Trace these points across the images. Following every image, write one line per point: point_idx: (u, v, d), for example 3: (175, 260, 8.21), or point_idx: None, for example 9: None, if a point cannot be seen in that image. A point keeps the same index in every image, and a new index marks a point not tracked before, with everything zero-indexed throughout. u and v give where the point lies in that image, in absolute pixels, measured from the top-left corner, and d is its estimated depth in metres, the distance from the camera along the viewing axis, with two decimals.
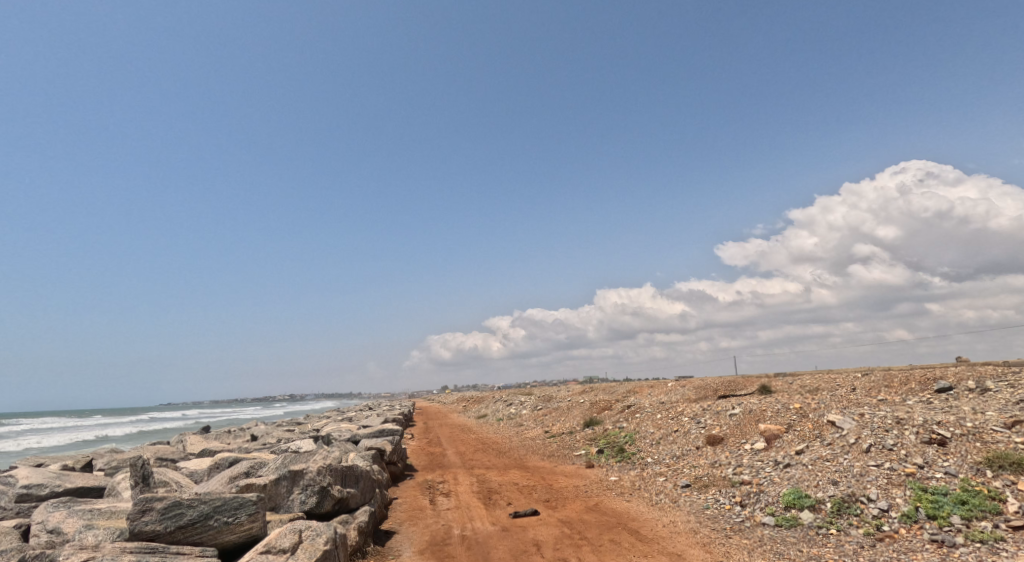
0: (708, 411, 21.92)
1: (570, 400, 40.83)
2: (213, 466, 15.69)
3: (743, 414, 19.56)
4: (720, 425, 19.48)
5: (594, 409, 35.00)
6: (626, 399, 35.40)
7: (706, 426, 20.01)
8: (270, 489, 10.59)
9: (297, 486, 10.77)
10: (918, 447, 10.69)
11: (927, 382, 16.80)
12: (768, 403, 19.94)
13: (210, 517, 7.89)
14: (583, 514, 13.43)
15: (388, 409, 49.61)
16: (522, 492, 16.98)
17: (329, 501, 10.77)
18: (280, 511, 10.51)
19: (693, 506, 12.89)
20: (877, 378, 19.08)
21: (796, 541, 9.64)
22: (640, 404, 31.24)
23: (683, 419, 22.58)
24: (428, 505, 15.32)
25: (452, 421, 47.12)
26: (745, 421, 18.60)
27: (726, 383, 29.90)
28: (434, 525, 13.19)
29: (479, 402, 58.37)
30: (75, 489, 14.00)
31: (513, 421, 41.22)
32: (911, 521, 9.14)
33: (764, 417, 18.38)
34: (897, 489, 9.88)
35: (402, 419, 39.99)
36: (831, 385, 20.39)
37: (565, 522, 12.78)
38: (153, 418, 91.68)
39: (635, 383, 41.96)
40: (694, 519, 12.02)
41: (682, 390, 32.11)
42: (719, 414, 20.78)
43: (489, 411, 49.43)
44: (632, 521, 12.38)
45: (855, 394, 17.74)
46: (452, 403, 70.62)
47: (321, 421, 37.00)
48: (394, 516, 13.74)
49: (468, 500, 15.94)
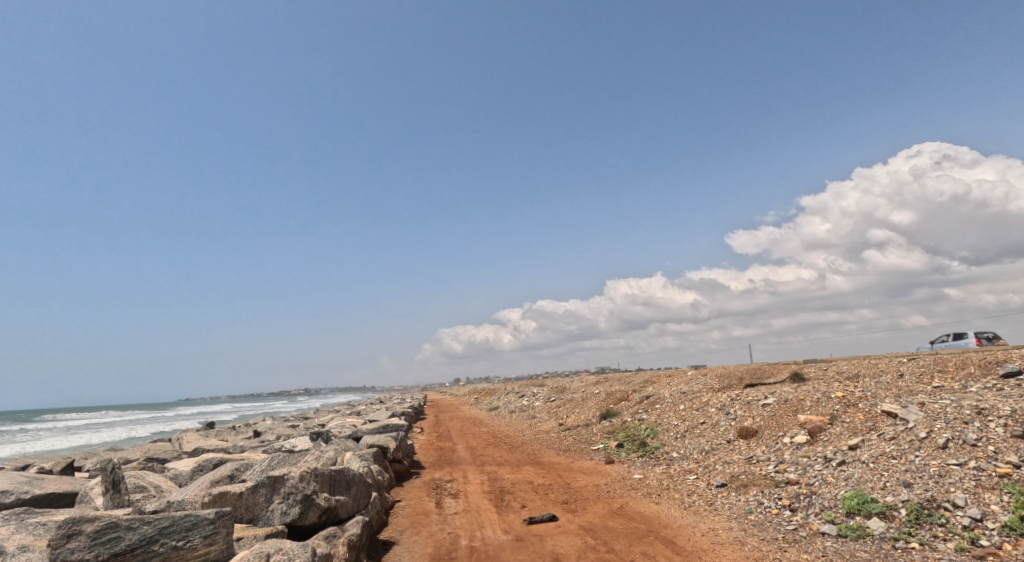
0: (737, 401, 20.30)
1: (585, 391, 39.36)
2: (198, 469, 14.30)
3: (777, 403, 17.91)
4: (753, 416, 17.83)
5: (611, 399, 33.50)
6: (644, 389, 33.81)
7: (737, 418, 18.38)
8: (246, 498, 9.18)
9: (277, 495, 9.32)
10: (1009, 442, 9.07)
11: (989, 366, 15.09)
12: (805, 391, 18.26)
13: (155, 541, 6.68)
14: (607, 520, 11.89)
15: (398, 403, 48.53)
16: (538, 493, 15.45)
17: (314, 512, 9.33)
18: (258, 524, 9.11)
19: (734, 511, 11.27)
20: (927, 362, 17.39)
21: (869, 558, 8.06)
22: (660, 394, 29.59)
23: (710, 409, 20.96)
24: (434, 509, 13.87)
25: (464, 414, 45.78)
26: (781, 412, 16.99)
27: (752, 370, 28.31)
28: (439, 533, 11.71)
29: (491, 394, 57.22)
30: (44, 496, 12.65)
31: (526, 414, 39.79)
32: (1016, 534, 7.58)
33: (803, 408, 16.68)
34: (990, 494, 8.28)
35: (411, 413, 38.69)
36: (873, 372, 18.66)
37: (587, 531, 11.23)
38: (167, 414, 91.32)
39: (652, 372, 40.37)
40: (737, 526, 10.43)
41: (705, 378, 30.56)
42: (751, 404, 19.11)
43: (501, 403, 48.09)
44: (665, 529, 10.84)
45: (905, 381, 15.99)
46: (463, 394, 69.57)
47: (327, 417, 35.83)
48: (395, 524, 12.33)
49: (478, 503, 14.46)
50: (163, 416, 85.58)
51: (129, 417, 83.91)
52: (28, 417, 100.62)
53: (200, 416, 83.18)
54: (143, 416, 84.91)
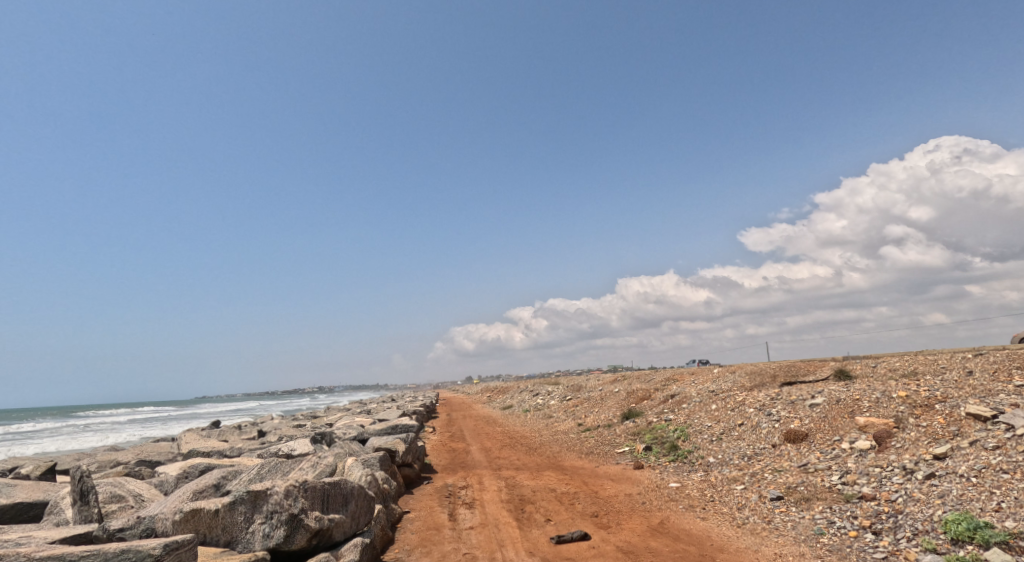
0: (778, 400, 18.53)
1: (603, 390, 37.60)
2: (183, 475, 12.75)
3: (828, 403, 16.11)
4: (800, 418, 16.02)
5: (633, 398, 31.73)
6: (666, 388, 32.03)
7: (781, 419, 16.60)
8: (223, 517, 7.74)
9: (259, 514, 7.76)
10: None
11: None
12: (858, 390, 16.43)
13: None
14: (649, 539, 10.22)
15: (410, 402, 47.16)
16: (562, 504, 13.81)
17: (301, 536, 7.73)
18: (236, 548, 7.61)
19: (800, 532, 9.57)
20: (998, 358, 15.59)
21: None
22: (685, 393, 27.80)
23: (747, 409, 19.16)
24: (447, 523, 12.28)
25: (477, 412, 44.37)
26: (835, 413, 15.24)
27: (786, 368, 26.50)
28: (453, 553, 10.12)
29: (503, 393, 55.49)
30: (10, 507, 11.14)
31: (541, 413, 38.16)
32: None
33: (860, 409, 14.88)
34: None
35: (423, 410, 37.14)
36: (934, 371, 16.85)
37: (627, 554, 9.54)
38: (171, 412, 90.21)
39: (674, 370, 38.50)
40: (810, 552, 8.74)
41: (733, 375, 28.78)
42: (796, 404, 17.30)
43: (514, 402, 46.34)
44: (720, 553, 9.17)
45: (978, 380, 14.21)
46: (473, 394, 67.80)
47: (332, 417, 34.31)
48: (403, 541, 10.77)
49: (497, 515, 12.84)
50: (179, 414, 85.15)
51: (133, 415, 82.82)
52: (35, 415, 100.04)
53: (210, 414, 82.22)
54: (153, 415, 84.19)
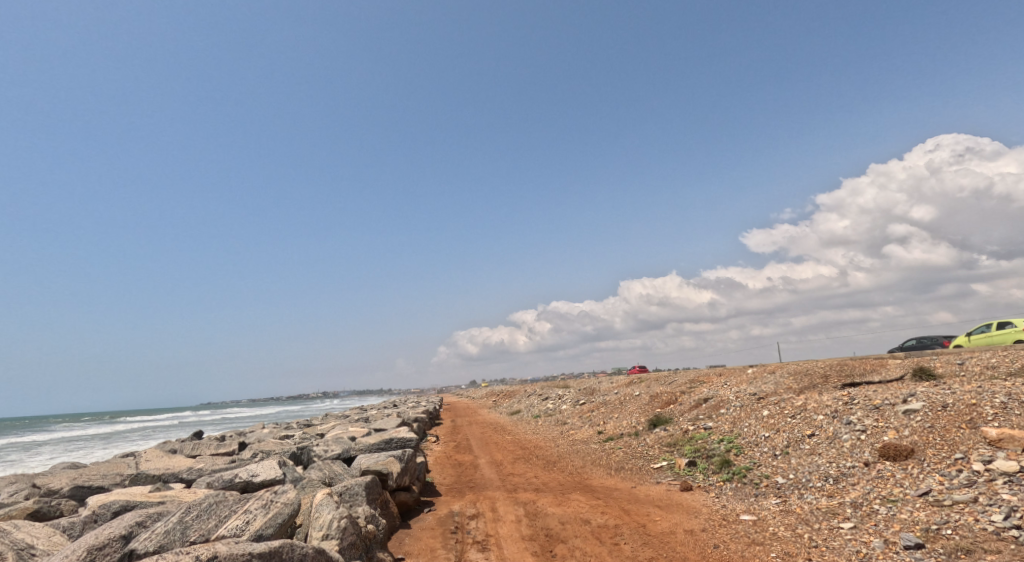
0: (855, 404, 15.20)
1: (622, 393, 34.20)
2: (92, 517, 9.50)
3: (930, 409, 12.84)
4: (897, 429, 12.69)
5: (658, 403, 28.30)
6: (695, 390, 28.64)
7: (869, 430, 13.28)
8: None
9: None
10: None
11: None
12: (966, 392, 13.16)
13: None
14: None
15: (410, 408, 43.46)
16: (604, 544, 10.54)
17: None
18: None
19: None
20: None
21: None
22: (721, 396, 24.38)
23: (815, 416, 15.73)
24: None
25: (483, 419, 40.66)
26: (948, 423, 11.95)
27: (838, 367, 23.12)
28: None
29: (510, 397, 51.92)
30: None
31: (554, 420, 34.67)
32: None
33: (982, 419, 11.61)
34: None
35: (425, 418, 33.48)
36: None
37: None
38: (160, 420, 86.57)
39: (698, 372, 35.03)
40: None
41: (775, 377, 25.39)
42: (883, 410, 13.94)
43: (523, 407, 42.81)
44: None
45: None
46: (477, 399, 64.09)
47: (324, 427, 30.81)
48: None
49: None
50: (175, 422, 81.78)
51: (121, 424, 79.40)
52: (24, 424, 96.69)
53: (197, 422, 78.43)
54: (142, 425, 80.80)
